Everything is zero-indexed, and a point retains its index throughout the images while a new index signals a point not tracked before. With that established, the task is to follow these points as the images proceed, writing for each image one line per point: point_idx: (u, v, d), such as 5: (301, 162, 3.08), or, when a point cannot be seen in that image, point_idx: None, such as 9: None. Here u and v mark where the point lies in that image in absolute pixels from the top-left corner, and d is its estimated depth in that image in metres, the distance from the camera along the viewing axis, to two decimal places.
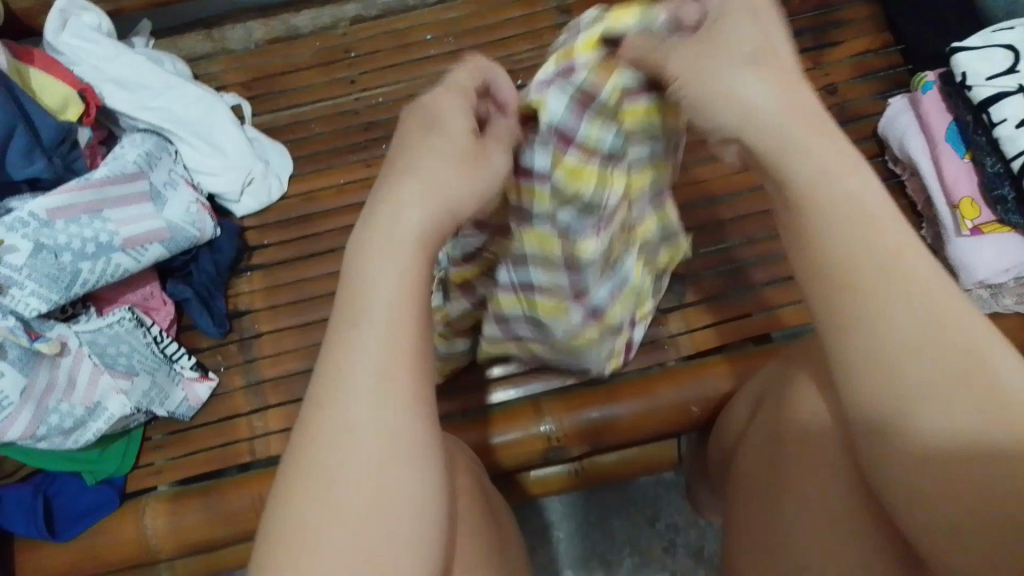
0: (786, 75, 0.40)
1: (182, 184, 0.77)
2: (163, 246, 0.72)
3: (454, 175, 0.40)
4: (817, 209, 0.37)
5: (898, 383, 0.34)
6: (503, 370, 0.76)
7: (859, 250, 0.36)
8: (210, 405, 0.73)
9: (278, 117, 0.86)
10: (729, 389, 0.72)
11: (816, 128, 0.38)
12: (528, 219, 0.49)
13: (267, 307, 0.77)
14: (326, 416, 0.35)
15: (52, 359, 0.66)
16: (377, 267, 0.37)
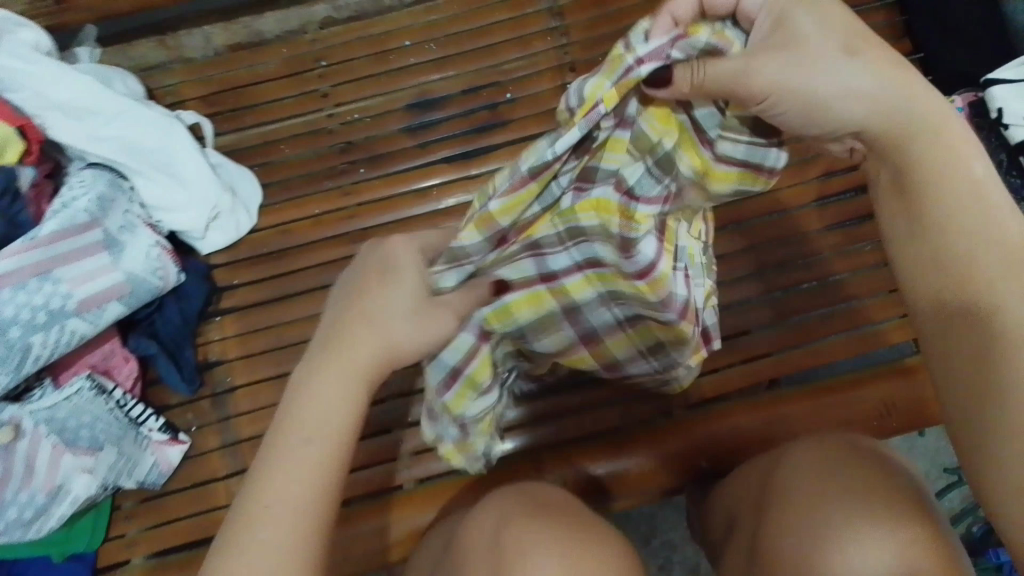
0: (889, 59, 0.44)
1: (140, 227, 0.69)
2: (123, 303, 0.65)
3: (399, 330, 0.45)
4: (930, 178, 0.45)
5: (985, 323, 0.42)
6: (508, 419, 0.71)
7: (954, 218, 0.44)
8: (182, 470, 0.69)
9: (244, 138, 0.78)
10: (745, 440, 0.66)
11: (920, 111, 0.44)
12: (589, 180, 0.45)
13: (241, 356, 0.71)
14: (295, 432, 0.42)
15: (6, 446, 0.62)
16: (337, 373, 0.43)
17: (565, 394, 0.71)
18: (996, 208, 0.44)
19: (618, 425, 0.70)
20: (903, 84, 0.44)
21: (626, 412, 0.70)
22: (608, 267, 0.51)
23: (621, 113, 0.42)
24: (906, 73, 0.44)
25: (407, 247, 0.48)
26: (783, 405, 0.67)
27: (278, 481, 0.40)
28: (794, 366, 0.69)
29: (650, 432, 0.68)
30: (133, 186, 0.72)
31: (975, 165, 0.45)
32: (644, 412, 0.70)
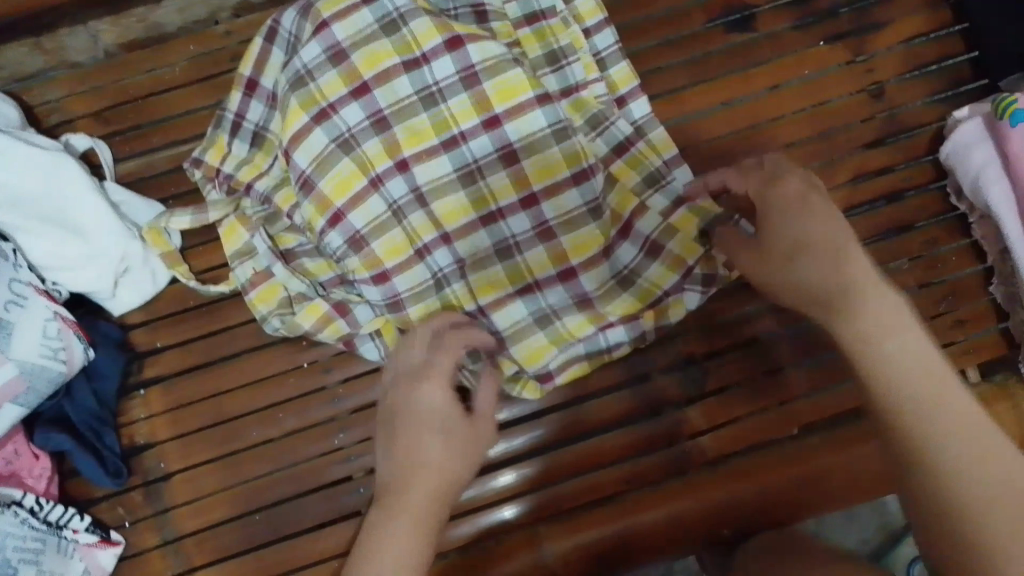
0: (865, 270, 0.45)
1: (32, 295, 0.56)
2: (20, 404, 0.54)
3: (454, 446, 0.50)
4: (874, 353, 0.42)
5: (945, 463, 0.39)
6: (513, 478, 0.62)
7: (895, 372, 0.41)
8: (115, 575, 0.59)
9: (153, 162, 0.64)
10: (776, 499, 0.60)
11: (839, 275, 0.45)
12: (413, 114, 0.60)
13: (173, 437, 0.60)
14: (405, 470, 0.48)
15: None
16: (426, 413, 0.50)
17: (568, 446, 0.62)
18: (898, 332, 0.42)
19: (629, 483, 0.62)
20: (823, 255, 0.46)
21: (634, 465, 0.62)
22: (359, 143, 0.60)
23: (495, 136, 0.60)
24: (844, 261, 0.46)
25: (443, 359, 0.52)
26: (820, 457, 0.60)
27: (397, 541, 0.45)
28: (820, 410, 0.62)
29: (663, 490, 0.61)
30: (17, 246, 0.57)
31: (880, 343, 0.42)
32: (658, 464, 0.62)
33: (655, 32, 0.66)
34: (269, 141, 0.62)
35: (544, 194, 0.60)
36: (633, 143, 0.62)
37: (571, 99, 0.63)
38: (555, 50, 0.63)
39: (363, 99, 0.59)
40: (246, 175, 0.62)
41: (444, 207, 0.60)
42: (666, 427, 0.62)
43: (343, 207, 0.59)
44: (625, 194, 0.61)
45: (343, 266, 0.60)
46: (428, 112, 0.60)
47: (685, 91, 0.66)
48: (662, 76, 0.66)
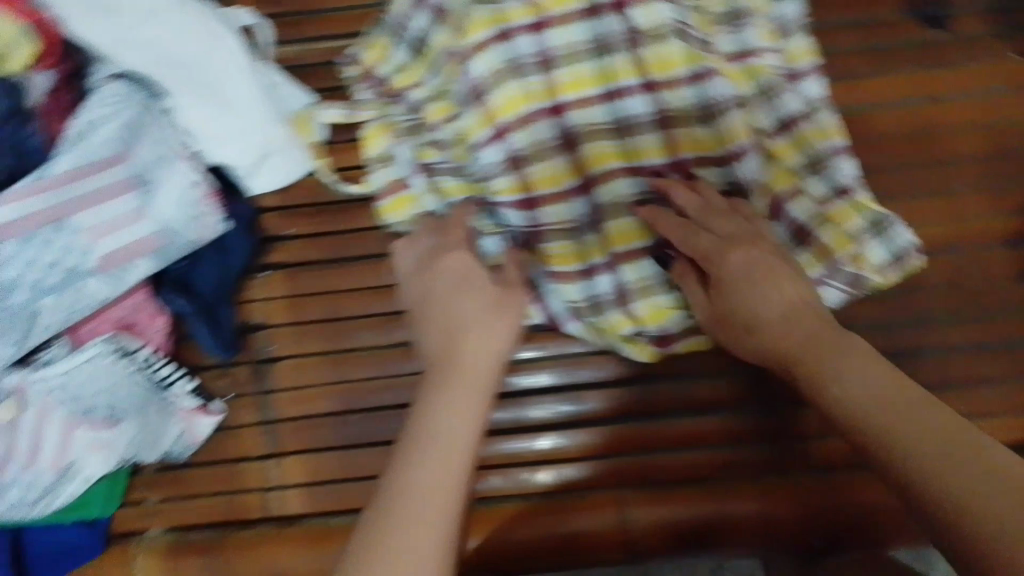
0: (797, 292, 0.49)
1: (178, 159, 0.54)
2: (153, 261, 0.52)
3: (473, 325, 0.50)
4: (828, 380, 0.44)
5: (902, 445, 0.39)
6: (554, 444, 0.63)
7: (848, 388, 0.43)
8: (212, 442, 0.61)
9: (306, 53, 0.62)
10: (874, 517, 0.59)
11: (774, 309, 0.49)
12: (585, 53, 0.58)
13: (286, 323, 0.61)
14: (435, 376, 0.48)
15: (12, 421, 0.53)
16: (446, 298, 0.51)
17: (631, 422, 0.62)
18: (836, 354, 0.45)
19: (724, 470, 0.62)
20: (762, 292, 0.49)
21: (733, 453, 0.62)
22: (529, 69, 0.58)
23: (655, 97, 0.58)
24: (789, 289, 0.49)
25: (437, 245, 0.55)
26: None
27: (442, 426, 0.45)
28: None
29: (758, 485, 0.61)
30: (169, 107, 0.56)
31: (831, 388, 0.44)
32: (761, 459, 0.62)
33: (844, 11, 0.62)
34: (427, 55, 0.61)
35: (695, 162, 0.57)
36: (799, 121, 0.57)
37: (741, 65, 0.58)
38: (735, 9, 0.58)
39: (536, 36, 0.58)
40: (400, 83, 0.61)
41: (595, 154, 0.58)
42: (770, 424, 0.62)
43: (506, 125, 0.58)
44: (783, 173, 0.57)
45: (486, 188, 0.59)
46: (597, 60, 0.58)
47: (866, 79, 0.61)
48: (841, 59, 0.61)
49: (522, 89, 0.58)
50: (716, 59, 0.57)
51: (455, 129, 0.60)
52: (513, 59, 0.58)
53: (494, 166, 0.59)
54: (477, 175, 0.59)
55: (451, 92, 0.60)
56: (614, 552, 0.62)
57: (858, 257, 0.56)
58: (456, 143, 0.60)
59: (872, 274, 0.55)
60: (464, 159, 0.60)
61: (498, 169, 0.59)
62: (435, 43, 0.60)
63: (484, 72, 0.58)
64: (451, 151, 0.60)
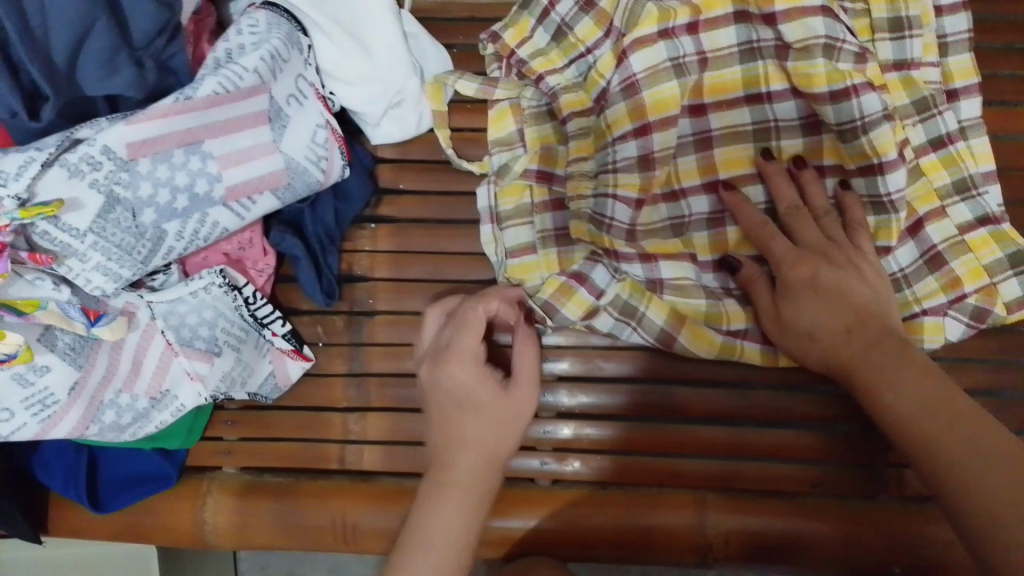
0: (853, 299, 0.51)
1: (310, 97, 0.55)
2: (277, 197, 0.53)
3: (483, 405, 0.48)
4: (883, 384, 0.48)
5: (940, 436, 0.44)
6: (613, 434, 0.61)
7: (898, 389, 0.47)
8: (299, 387, 0.60)
9: (448, 5, 0.62)
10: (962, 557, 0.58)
11: (833, 319, 0.51)
12: (748, 51, 0.56)
13: (388, 278, 0.60)
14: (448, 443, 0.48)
15: (114, 343, 0.52)
16: (455, 403, 0.48)
17: (675, 424, 0.61)
18: (891, 360, 0.48)
19: (813, 487, 0.61)
20: (826, 294, 0.51)
21: (823, 471, 0.61)
22: (684, 66, 0.56)
23: (802, 104, 0.56)
24: (854, 294, 0.51)
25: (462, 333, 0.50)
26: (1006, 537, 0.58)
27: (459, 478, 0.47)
28: None
29: (845, 506, 0.60)
30: (311, 44, 0.57)
31: (885, 395, 0.47)
32: (851, 482, 0.60)
33: (1007, 34, 0.60)
34: (570, 41, 0.59)
35: (834, 171, 0.57)
36: (956, 139, 0.56)
37: (900, 75, 0.56)
38: (901, 17, 0.56)
39: (691, 38, 0.56)
40: (539, 66, 0.59)
41: (732, 155, 0.58)
42: (866, 445, 0.60)
43: (654, 125, 0.56)
44: (928, 192, 0.56)
45: (608, 179, 0.57)
46: (744, 65, 0.57)
47: (1019, 107, 0.59)
48: (993, 83, 0.59)
49: (673, 91, 0.56)
50: (866, 76, 0.54)
51: (587, 124, 0.59)
52: (673, 54, 0.56)
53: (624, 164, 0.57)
54: (593, 172, 0.58)
55: (596, 87, 0.57)
56: (688, 556, 0.61)
57: (988, 291, 0.55)
58: (581, 136, 0.59)
59: (999, 310, 0.55)
60: (586, 152, 0.59)
61: (625, 164, 0.57)
62: (580, 32, 0.59)
63: (644, 68, 0.55)
64: (575, 141, 0.59)
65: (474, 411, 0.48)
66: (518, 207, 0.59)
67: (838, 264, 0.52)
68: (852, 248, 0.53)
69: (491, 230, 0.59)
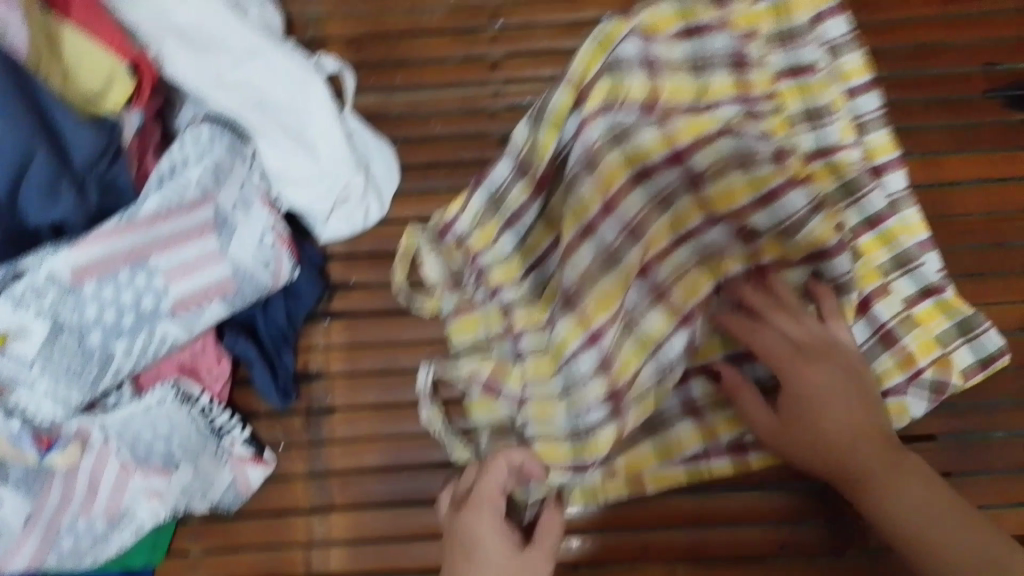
0: (851, 391, 0.53)
1: (256, 203, 0.56)
2: (226, 303, 0.54)
3: (495, 555, 0.50)
4: (868, 475, 0.51)
5: (913, 514, 0.49)
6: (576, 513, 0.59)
7: (879, 475, 0.50)
8: (260, 493, 0.59)
9: (390, 103, 0.64)
10: None
11: (825, 407, 0.52)
12: (670, 199, 0.57)
13: (345, 372, 0.60)
14: None
15: (68, 470, 0.51)
16: (477, 534, 0.51)
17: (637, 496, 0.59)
18: (878, 457, 0.51)
19: (783, 549, 0.57)
20: (830, 393, 0.52)
21: (794, 532, 0.57)
22: (615, 268, 0.55)
23: (728, 226, 0.56)
24: (851, 391, 0.53)
25: (494, 471, 0.53)
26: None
27: None
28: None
29: (818, 566, 0.57)
30: (255, 151, 0.58)
31: (876, 488, 0.50)
32: (823, 542, 0.57)
33: (925, 90, 0.63)
34: (530, 245, 0.60)
35: (776, 268, 0.55)
36: (885, 217, 0.59)
37: (824, 162, 0.60)
38: (815, 108, 0.61)
39: (606, 222, 0.56)
40: (499, 277, 0.60)
41: (691, 287, 0.54)
42: (838, 503, 0.58)
43: (602, 330, 0.55)
44: (870, 270, 0.58)
45: (576, 396, 0.56)
46: (667, 211, 0.56)
47: (944, 157, 0.61)
48: (917, 137, 0.62)
49: (611, 301, 0.55)
50: (788, 174, 0.57)
51: (541, 342, 0.58)
52: (595, 251, 0.56)
53: (593, 381, 0.55)
54: (560, 390, 0.57)
55: (551, 299, 0.58)
56: None
57: (942, 361, 0.56)
58: (537, 354, 0.57)
59: (954, 379, 0.56)
60: (545, 370, 0.57)
61: (586, 376, 0.55)
62: (533, 239, 0.60)
63: (581, 273, 0.56)
64: (532, 358, 0.57)
65: (486, 559, 0.50)
66: (475, 371, 0.58)
67: (831, 368, 0.53)
68: (845, 350, 0.53)
69: (429, 410, 0.58)
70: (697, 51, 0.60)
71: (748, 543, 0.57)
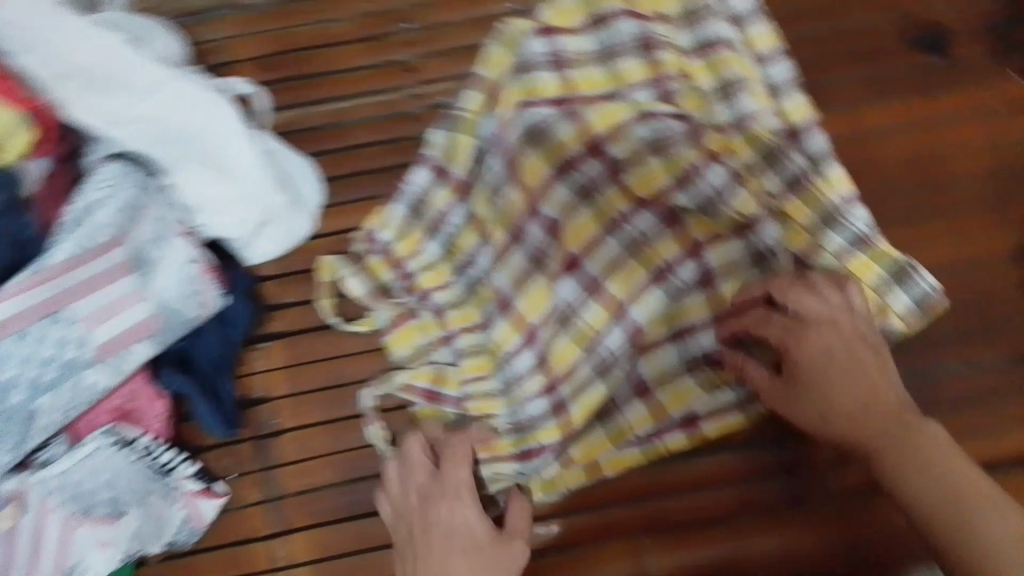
0: (861, 357, 0.53)
1: (176, 236, 0.55)
2: (155, 343, 0.53)
3: (471, 532, 0.52)
4: (880, 434, 0.51)
5: (926, 470, 0.49)
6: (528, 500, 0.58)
7: (890, 435, 0.51)
8: (216, 525, 0.57)
9: (308, 116, 0.63)
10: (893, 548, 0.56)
11: (836, 370, 0.53)
12: (592, 191, 0.59)
13: (289, 394, 0.59)
14: None
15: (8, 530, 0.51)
16: (450, 516, 0.52)
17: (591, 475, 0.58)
18: (891, 419, 0.51)
19: (741, 508, 0.58)
20: (838, 357, 0.53)
21: (750, 489, 0.58)
22: (551, 262, 0.58)
23: (656, 210, 0.59)
24: (859, 355, 0.53)
25: (460, 463, 0.55)
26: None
27: None
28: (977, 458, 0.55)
29: (776, 520, 0.57)
30: (171, 183, 0.57)
31: (890, 447, 0.50)
32: (778, 495, 0.58)
33: (834, 46, 0.63)
34: (453, 253, 0.60)
35: (708, 244, 0.59)
36: (808, 178, 0.57)
37: (742, 131, 0.58)
38: (726, 83, 0.60)
39: (535, 221, 0.58)
40: (427, 282, 0.59)
41: (621, 275, 0.59)
42: (789, 456, 0.58)
43: (537, 326, 0.58)
44: (797, 232, 0.57)
45: (519, 392, 0.58)
46: (591, 206, 0.59)
47: (861, 109, 0.62)
48: (833, 91, 0.62)
49: (540, 295, 0.58)
50: (704, 151, 0.57)
51: (476, 341, 0.59)
52: (527, 248, 0.58)
53: (540, 369, 0.58)
54: (499, 389, 0.58)
55: (486, 302, 0.59)
56: None
57: (879, 310, 0.57)
58: (473, 355, 0.59)
59: (893, 324, 0.57)
60: (484, 368, 0.58)
61: (531, 367, 0.58)
62: (458, 242, 0.60)
63: (523, 275, 0.58)
64: (469, 360, 0.58)
65: (463, 536, 0.52)
66: (412, 383, 0.58)
67: (848, 336, 0.53)
68: (863, 319, 0.54)
69: (376, 429, 0.57)
70: (605, 41, 0.61)
71: (706, 506, 0.58)
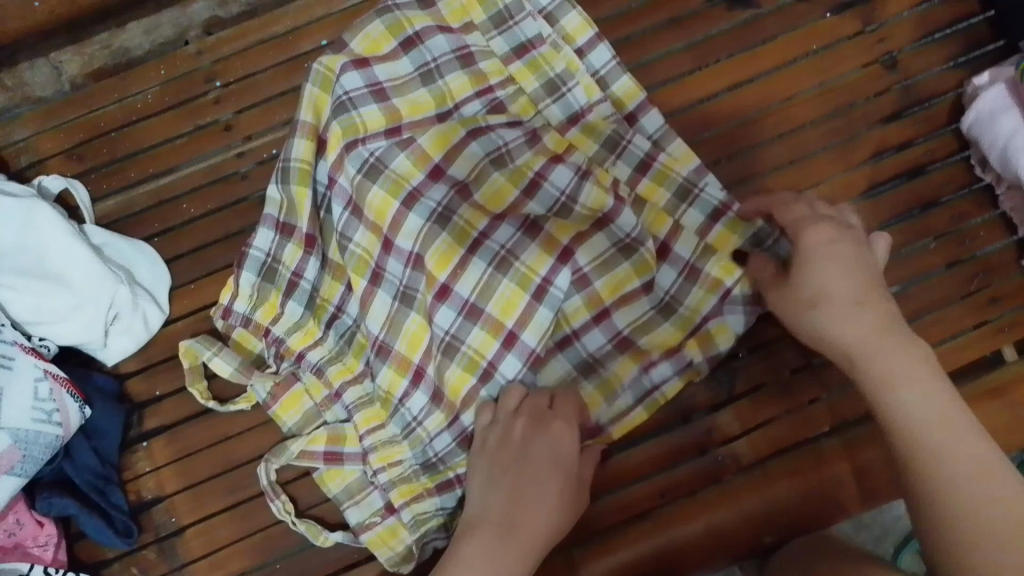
0: (865, 260, 0.50)
1: (17, 356, 0.54)
2: (16, 474, 0.52)
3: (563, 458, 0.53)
4: (870, 336, 0.47)
5: (910, 383, 0.45)
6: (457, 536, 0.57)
7: (884, 340, 0.47)
8: None
9: (133, 199, 0.61)
10: (816, 504, 0.56)
11: (837, 264, 0.49)
12: (449, 217, 0.56)
13: (182, 488, 0.57)
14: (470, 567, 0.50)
15: None
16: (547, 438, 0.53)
17: None
18: (889, 324, 0.48)
19: (662, 497, 0.57)
20: (844, 253, 0.49)
21: (666, 476, 0.57)
22: (421, 296, 0.55)
23: (512, 220, 0.56)
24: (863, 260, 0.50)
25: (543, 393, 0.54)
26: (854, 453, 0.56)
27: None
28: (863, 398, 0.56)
29: (694, 501, 0.56)
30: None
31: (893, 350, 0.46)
32: (694, 477, 0.57)
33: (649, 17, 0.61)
34: (319, 304, 0.58)
35: (576, 242, 0.56)
36: (655, 158, 0.58)
37: (578, 127, 0.59)
38: (551, 78, 0.59)
39: (391, 257, 0.56)
40: (298, 343, 0.58)
41: (503, 299, 0.55)
42: (697, 434, 0.58)
43: (421, 364, 0.56)
44: (658, 214, 0.57)
45: (418, 432, 0.56)
46: (447, 230, 0.56)
47: (688, 77, 0.61)
48: (656, 65, 0.61)
49: (416, 331, 0.56)
50: (545, 156, 0.58)
51: (363, 392, 0.57)
52: (388, 287, 0.56)
53: (436, 405, 0.56)
54: (398, 434, 0.56)
55: (363, 353, 0.57)
56: None
57: None
58: (364, 407, 0.56)
59: None
60: (379, 418, 0.56)
61: (427, 402, 0.56)
62: (324, 292, 0.58)
63: (398, 317, 0.56)
64: (360, 413, 0.56)
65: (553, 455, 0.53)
66: (308, 450, 0.56)
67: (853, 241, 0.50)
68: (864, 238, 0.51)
69: (280, 503, 0.55)
70: (419, 62, 0.58)
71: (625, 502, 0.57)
